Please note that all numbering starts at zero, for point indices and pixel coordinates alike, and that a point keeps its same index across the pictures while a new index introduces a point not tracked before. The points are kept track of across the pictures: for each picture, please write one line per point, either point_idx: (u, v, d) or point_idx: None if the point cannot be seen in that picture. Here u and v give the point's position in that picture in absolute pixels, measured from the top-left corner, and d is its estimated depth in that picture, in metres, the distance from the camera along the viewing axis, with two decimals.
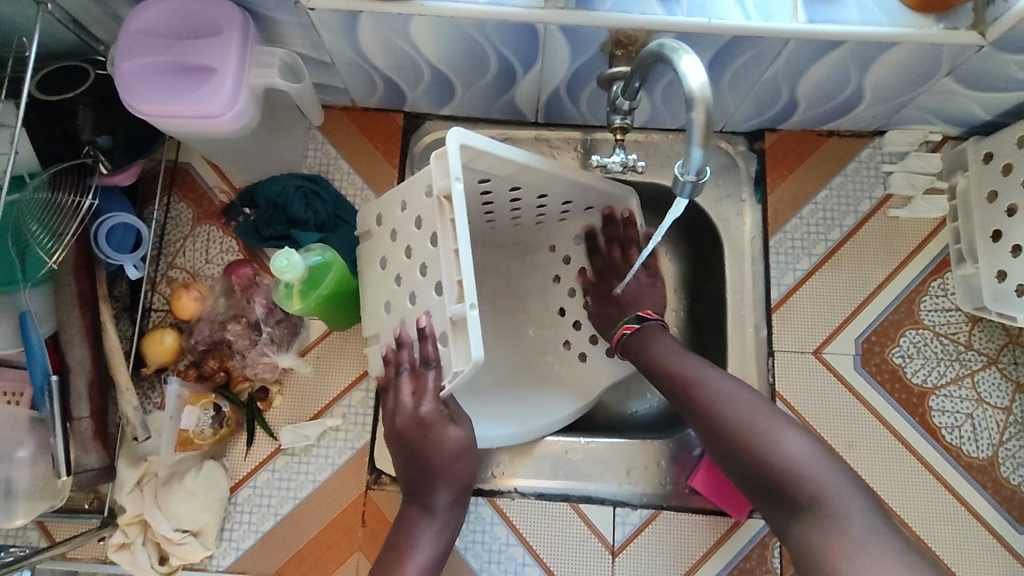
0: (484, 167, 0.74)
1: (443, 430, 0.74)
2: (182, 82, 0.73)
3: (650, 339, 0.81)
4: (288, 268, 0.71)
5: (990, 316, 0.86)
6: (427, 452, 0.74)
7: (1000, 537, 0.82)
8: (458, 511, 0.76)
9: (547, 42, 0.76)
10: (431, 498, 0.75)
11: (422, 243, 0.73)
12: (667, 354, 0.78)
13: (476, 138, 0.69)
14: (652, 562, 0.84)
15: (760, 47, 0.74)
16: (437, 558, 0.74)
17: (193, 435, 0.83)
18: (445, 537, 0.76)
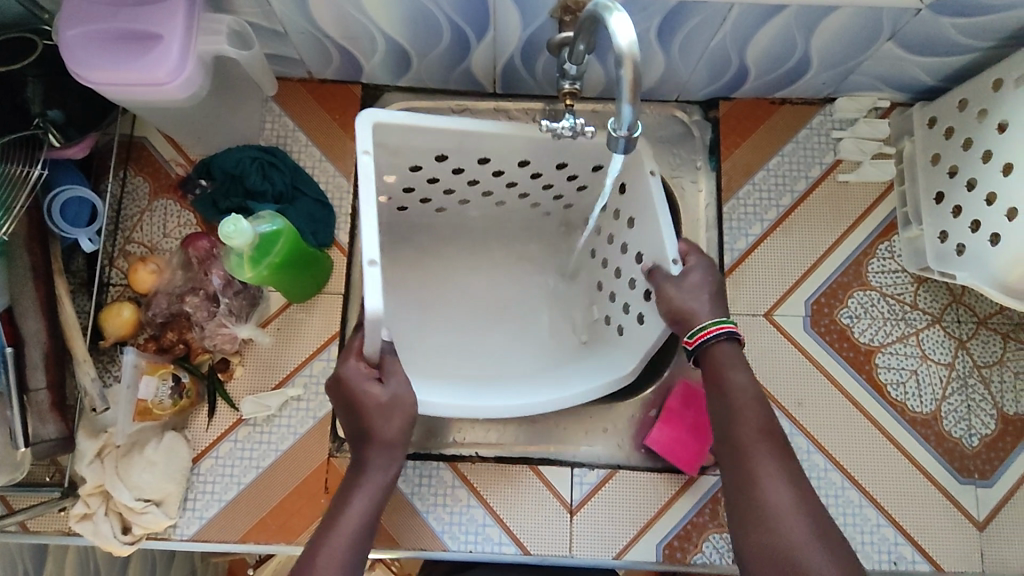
0: (425, 142, 0.79)
1: (368, 389, 0.71)
2: (126, 49, 0.72)
3: (732, 355, 0.72)
4: (236, 235, 0.70)
5: (934, 277, 0.88)
6: (364, 415, 0.71)
7: (943, 487, 0.85)
8: (393, 467, 0.71)
9: (496, 6, 0.77)
10: (365, 455, 0.72)
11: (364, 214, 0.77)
12: (748, 391, 0.70)
13: (396, 118, 0.75)
14: (610, 520, 0.86)
15: (706, 12, 0.75)
16: (367, 526, 0.68)
17: (151, 405, 0.84)
18: (380, 497, 0.70)
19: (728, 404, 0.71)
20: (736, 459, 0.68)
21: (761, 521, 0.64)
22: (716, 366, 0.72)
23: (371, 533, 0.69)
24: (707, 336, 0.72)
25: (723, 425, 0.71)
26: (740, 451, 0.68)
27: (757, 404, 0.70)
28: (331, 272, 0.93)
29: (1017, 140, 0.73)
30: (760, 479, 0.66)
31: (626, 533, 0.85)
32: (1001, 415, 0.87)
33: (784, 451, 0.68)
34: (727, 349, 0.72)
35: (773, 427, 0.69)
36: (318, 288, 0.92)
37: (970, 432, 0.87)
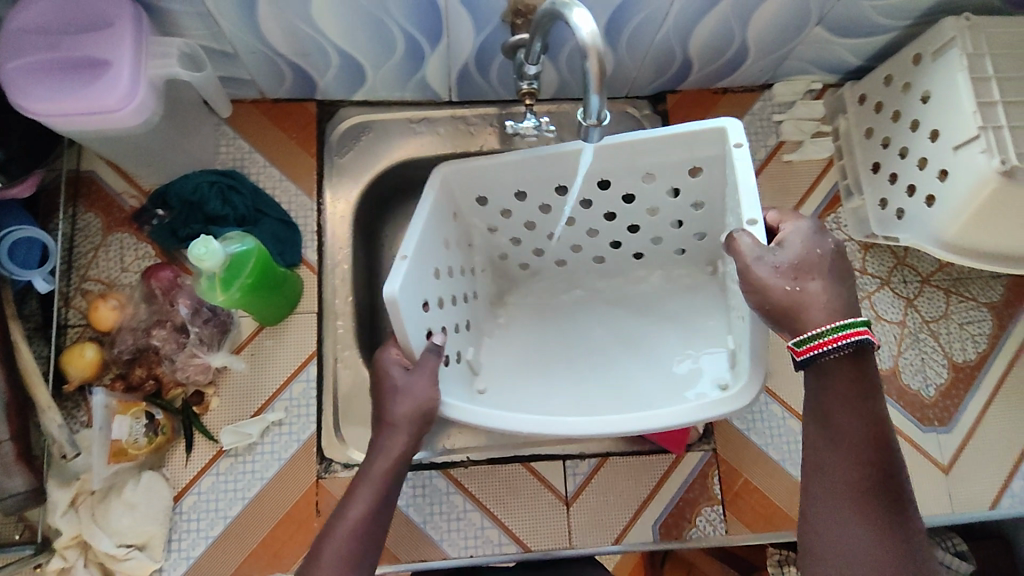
0: (493, 182, 0.81)
1: (390, 375, 0.70)
2: (73, 77, 0.70)
3: (849, 369, 0.61)
4: (207, 256, 0.68)
5: (878, 242, 0.94)
6: (384, 402, 0.69)
7: (908, 437, 0.91)
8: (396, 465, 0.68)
9: (448, 15, 0.79)
10: (375, 446, 0.69)
11: (439, 252, 0.79)
12: (856, 424, 0.60)
13: (454, 171, 0.79)
14: (605, 506, 0.87)
15: (648, 9, 0.79)
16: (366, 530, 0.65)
17: (126, 445, 0.82)
18: (380, 500, 0.67)
19: (830, 433, 0.61)
20: (818, 483, 0.60)
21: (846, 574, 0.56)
22: (830, 385, 0.61)
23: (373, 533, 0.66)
24: (827, 346, 0.60)
25: (815, 446, 0.62)
26: (832, 492, 0.59)
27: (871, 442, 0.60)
28: (302, 293, 0.93)
29: (938, 108, 0.80)
30: (853, 529, 0.57)
31: (622, 517, 0.87)
32: (951, 364, 0.94)
33: (894, 504, 0.58)
34: (848, 365, 0.61)
35: (888, 470, 0.59)
36: (287, 311, 0.90)
37: (927, 382, 0.93)
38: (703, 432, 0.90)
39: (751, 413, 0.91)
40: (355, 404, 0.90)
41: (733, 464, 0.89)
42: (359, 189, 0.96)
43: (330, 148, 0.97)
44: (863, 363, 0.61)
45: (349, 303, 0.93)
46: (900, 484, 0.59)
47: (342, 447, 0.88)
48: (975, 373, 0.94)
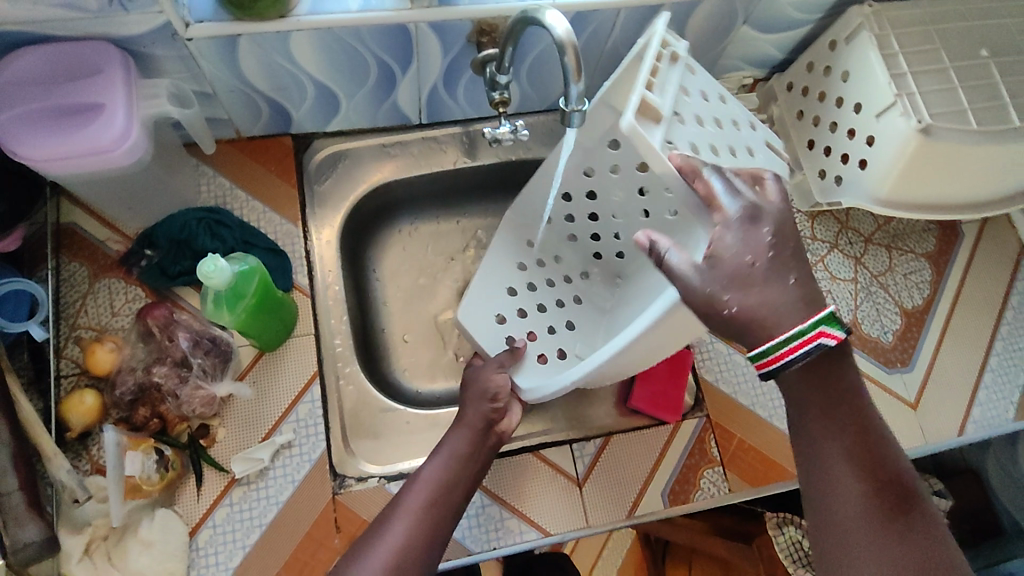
0: (532, 202, 0.95)
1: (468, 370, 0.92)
2: (67, 122, 0.72)
3: (821, 371, 0.63)
4: (216, 273, 0.70)
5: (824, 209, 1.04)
6: (467, 393, 0.88)
7: (877, 380, 1.00)
8: (462, 434, 0.83)
9: (418, 40, 0.85)
10: (451, 430, 0.85)
11: (518, 277, 0.99)
12: (837, 435, 0.62)
13: (511, 212, 0.97)
14: (615, 482, 0.92)
15: (597, 21, 0.88)
16: (443, 482, 0.79)
17: (140, 481, 0.80)
18: (449, 465, 0.80)
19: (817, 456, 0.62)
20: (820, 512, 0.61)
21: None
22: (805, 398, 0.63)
23: (450, 485, 0.79)
24: (781, 358, 0.61)
25: (809, 474, 0.63)
26: (835, 508, 0.60)
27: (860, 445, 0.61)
28: (296, 317, 0.94)
29: (858, 84, 0.92)
30: (866, 549, 0.58)
31: (632, 490, 0.92)
32: (903, 310, 1.04)
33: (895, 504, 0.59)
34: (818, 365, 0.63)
35: (885, 477, 0.60)
36: (281, 338, 0.91)
37: (884, 329, 1.02)
38: (694, 401, 0.97)
39: (736, 377, 0.98)
40: (361, 418, 0.93)
41: (726, 427, 0.95)
42: (342, 214, 1.02)
43: (309, 178, 1.02)
44: (834, 365, 0.63)
45: (344, 322, 0.96)
46: (899, 484, 0.60)
47: (354, 461, 0.90)
48: (924, 316, 1.04)
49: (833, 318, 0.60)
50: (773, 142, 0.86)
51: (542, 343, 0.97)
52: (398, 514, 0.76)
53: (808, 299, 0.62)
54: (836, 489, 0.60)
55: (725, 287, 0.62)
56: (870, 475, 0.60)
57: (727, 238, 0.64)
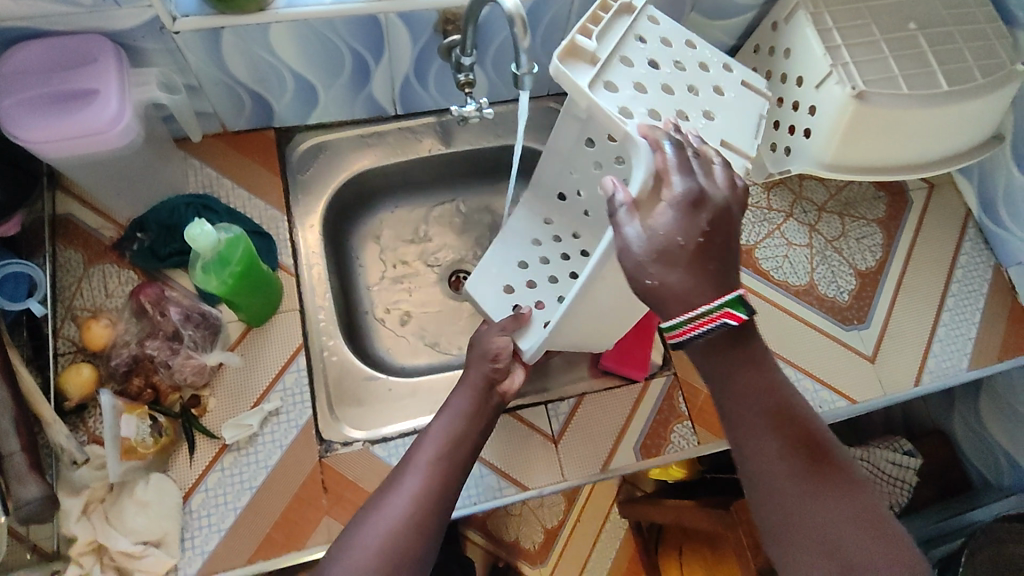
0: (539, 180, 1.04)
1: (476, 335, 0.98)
2: (68, 106, 0.79)
3: (727, 348, 0.64)
4: (202, 235, 0.76)
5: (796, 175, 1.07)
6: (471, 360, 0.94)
7: (834, 336, 1.06)
8: (469, 392, 0.89)
9: (388, 31, 0.93)
10: (454, 393, 0.90)
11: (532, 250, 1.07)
12: (756, 390, 0.64)
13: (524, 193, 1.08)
14: (589, 437, 0.97)
15: (554, 9, 0.96)
16: (452, 438, 0.84)
17: (135, 443, 0.85)
18: (457, 420, 0.86)
19: (740, 415, 0.65)
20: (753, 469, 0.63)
21: (828, 554, 0.58)
22: (721, 382, 0.65)
23: (460, 440, 0.84)
24: (689, 334, 0.62)
25: (735, 434, 0.65)
26: (765, 462, 0.62)
27: (784, 413, 0.64)
28: (283, 295, 0.99)
29: (798, 60, 0.99)
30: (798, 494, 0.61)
31: (606, 444, 0.96)
32: (857, 272, 1.11)
33: (829, 463, 0.62)
34: (719, 344, 0.65)
35: (798, 422, 0.63)
36: (269, 313, 0.97)
37: (840, 290, 1.09)
38: (663, 361, 1.02)
39: None
40: (345, 386, 0.98)
41: (693, 384, 1.01)
42: (324, 202, 1.08)
43: (291, 168, 1.08)
44: (739, 341, 0.65)
45: (328, 299, 1.02)
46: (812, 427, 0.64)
47: (338, 426, 0.95)
48: (877, 276, 1.11)
49: (737, 302, 0.61)
50: (753, 81, 0.78)
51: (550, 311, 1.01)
52: (411, 471, 0.80)
53: (722, 282, 0.61)
54: (762, 444, 0.63)
55: (652, 259, 0.61)
56: (787, 424, 0.63)
57: (660, 216, 0.62)
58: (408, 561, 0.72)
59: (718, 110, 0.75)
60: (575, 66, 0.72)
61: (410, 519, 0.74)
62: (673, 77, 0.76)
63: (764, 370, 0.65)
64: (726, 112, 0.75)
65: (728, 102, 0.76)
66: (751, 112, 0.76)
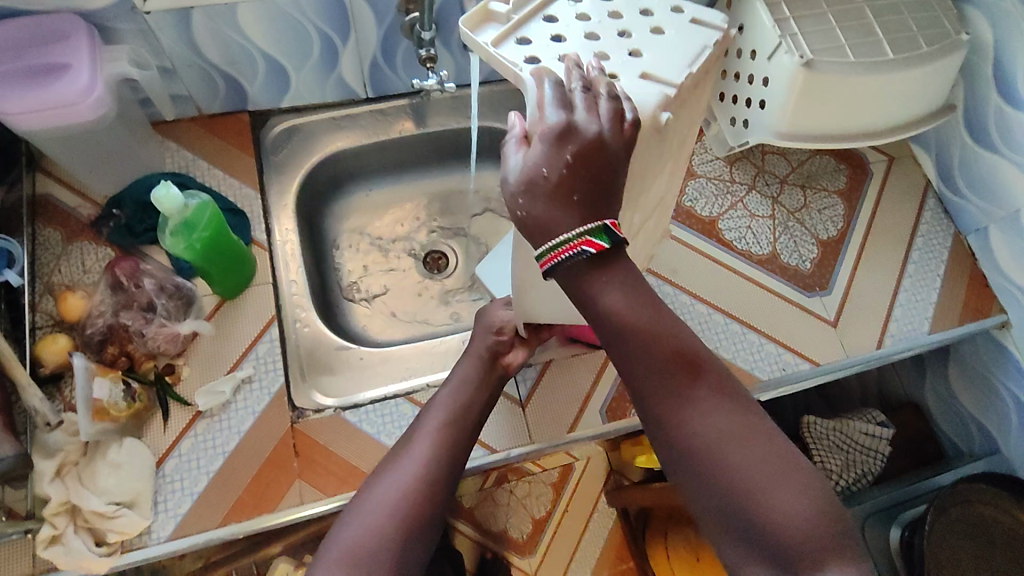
0: None
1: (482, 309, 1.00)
2: (40, 79, 0.85)
3: (590, 274, 0.62)
4: (166, 197, 0.82)
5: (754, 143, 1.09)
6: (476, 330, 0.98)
7: (796, 302, 1.09)
8: (477, 363, 0.93)
9: (352, 11, 0.97)
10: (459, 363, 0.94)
11: None
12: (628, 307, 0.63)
13: None
14: (556, 401, 0.99)
15: None
16: (459, 405, 0.88)
17: (107, 405, 0.87)
18: (463, 388, 0.90)
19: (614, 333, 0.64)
20: (635, 377, 0.65)
21: (699, 467, 0.61)
22: (590, 310, 0.64)
23: (466, 408, 0.88)
24: (557, 260, 0.61)
25: (614, 348, 0.65)
26: (641, 372, 0.64)
27: (653, 336, 0.64)
28: (256, 269, 1.02)
29: (750, 33, 1.03)
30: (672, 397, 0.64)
31: (573, 408, 0.99)
32: (819, 241, 1.13)
33: (695, 377, 0.64)
34: (585, 270, 0.62)
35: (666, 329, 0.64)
36: (244, 286, 1.00)
37: (802, 258, 1.12)
38: None
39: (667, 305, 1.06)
40: (318, 357, 1.01)
41: None
42: (297, 182, 1.11)
43: (266, 150, 1.12)
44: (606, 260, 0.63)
45: (300, 273, 1.05)
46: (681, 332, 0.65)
47: (311, 394, 0.97)
48: (839, 245, 1.13)
49: (599, 230, 0.60)
50: (702, 16, 0.74)
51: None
52: (421, 438, 0.84)
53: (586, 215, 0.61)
54: (638, 356, 0.64)
55: (517, 191, 0.62)
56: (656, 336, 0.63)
57: (531, 147, 0.62)
58: (418, 522, 0.76)
59: (647, 47, 0.71)
60: (482, 28, 0.70)
61: (421, 479, 0.79)
62: (603, 24, 0.73)
63: (630, 282, 0.63)
64: (659, 47, 0.71)
65: (667, 38, 0.72)
66: (694, 44, 0.72)
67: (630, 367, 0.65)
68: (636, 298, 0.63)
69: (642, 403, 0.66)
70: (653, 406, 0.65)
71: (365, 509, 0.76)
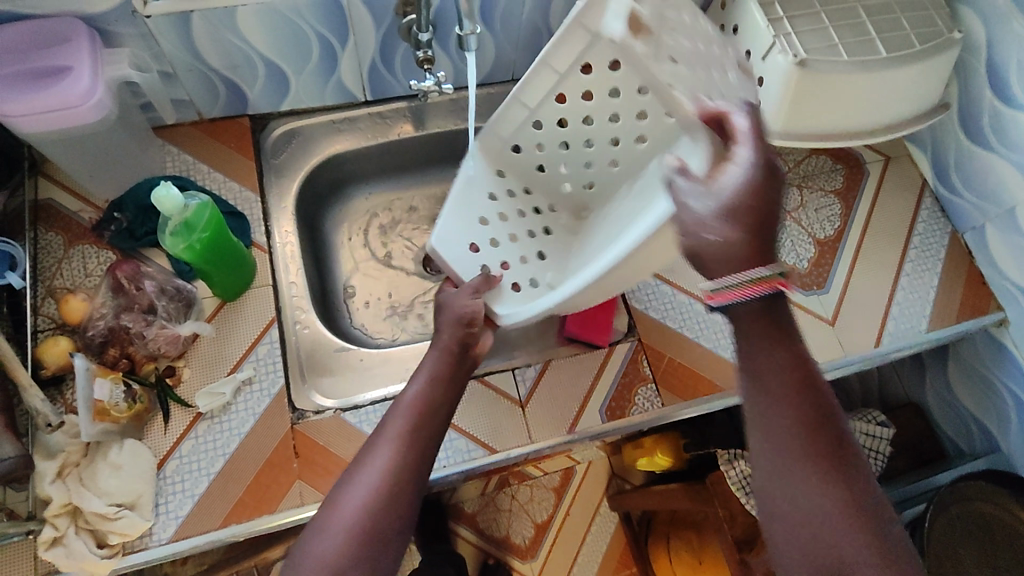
0: (507, 131, 0.94)
1: (441, 296, 0.91)
2: (42, 80, 0.85)
3: (757, 323, 0.62)
4: (166, 196, 0.83)
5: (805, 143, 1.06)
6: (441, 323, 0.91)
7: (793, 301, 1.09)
8: (445, 357, 0.86)
9: (351, 14, 0.98)
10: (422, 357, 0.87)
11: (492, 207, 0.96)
12: (782, 365, 0.61)
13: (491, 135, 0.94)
14: (555, 401, 0.99)
15: None
16: (426, 404, 0.81)
17: (108, 406, 0.87)
18: (428, 386, 0.83)
19: (760, 384, 0.61)
20: (764, 434, 0.60)
21: (817, 555, 0.57)
22: (750, 361, 0.62)
23: (433, 408, 0.81)
24: (734, 297, 0.60)
25: (751, 400, 0.62)
26: (778, 431, 0.60)
27: (800, 398, 0.60)
28: (255, 271, 1.02)
29: (746, 33, 1.04)
30: (801, 465, 0.59)
31: (572, 408, 0.99)
32: (816, 240, 1.14)
33: (847, 462, 0.59)
34: (762, 320, 0.62)
35: (815, 397, 0.60)
36: (244, 288, 1.00)
37: (800, 257, 1.12)
38: (627, 328, 1.05)
39: (665, 305, 1.07)
40: (317, 358, 1.01)
41: (658, 349, 1.03)
42: (297, 185, 1.12)
43: (266, 154, 1.13)
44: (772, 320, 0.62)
45: (300, 275, 1.05)
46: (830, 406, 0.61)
47: (310, 395, 0.97)
48: (836, 245, 1.14)
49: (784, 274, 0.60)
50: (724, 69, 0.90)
51: (515, 272, 0.96)
52: (384, 443, 0.76)
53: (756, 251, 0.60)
54: (775, 414, 0.60)
55: (713, 218, 0.61)
56: (804, 400, 0.60)
57: (726, 177, 0.62)
58: (383, 538, 0.68)
59: None
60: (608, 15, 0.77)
61: (389, 488, 0.71)
62: None
63: (788, 344, 0.62)
64: None
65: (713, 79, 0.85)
66: None
67: (760, 424, 0.61)
68: (794, 362, 0.61)
69: (763, 467, 0.60)
70: (777, 471, 0.59)
71: (328, 528, 0.68)
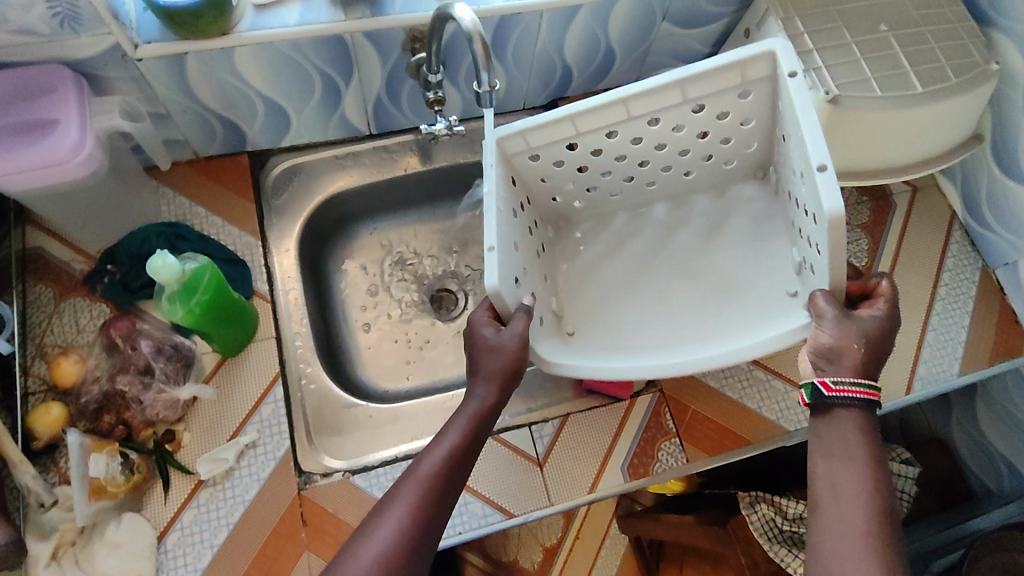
0: (538, 138, 0.82)
1: (484, 329, 0.75)
2: (28, 136, 0.81)
3: (852, 418, 0.66)
4: (163, 266, 0.78)
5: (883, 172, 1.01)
6: (477, 357, 0.75)
7: None
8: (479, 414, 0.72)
9: (356, 51, 0.92)
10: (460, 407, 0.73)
11: (514, 225, 0.83)
12: (865, 460, 0.64)
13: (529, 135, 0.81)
14: (575, 459, 0.95)
15: (522, 24, 0.95)
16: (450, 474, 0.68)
17: (104, 482, 0.82)
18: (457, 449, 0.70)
19: (839, 470, 0.64)
20: (827, 516, 0.62)
21: None
22: (842, 446, 0.64)
23: (449, 481, 0.68)
24: (846, 393, 0.65)
25: (826, 483, 0.64)
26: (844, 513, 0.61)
27: (873, 496, 0.62)
28: (257, 323, 0.97)
29: None
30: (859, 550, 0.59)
31: (593, 466, 0.94)
32: None
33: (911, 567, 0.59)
34: (861, 415, 0.66)
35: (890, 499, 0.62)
36: (244, 342, 0.95)
37: None
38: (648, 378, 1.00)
39: None
40: (325, 415, 0.96)
41: (682, 401, 0.99)
42: (299, 226, 1.06)
43: (266, 194, 1.07)
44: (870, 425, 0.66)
45: (304, 325, 1.00)
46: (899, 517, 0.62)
47: (317, 457, 0.92)
48: None
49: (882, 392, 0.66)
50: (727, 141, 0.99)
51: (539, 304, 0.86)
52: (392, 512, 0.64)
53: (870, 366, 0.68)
54: (845, 498, 0.62)
55: (855, 339, 0.68)
56: (875, 499, 0.61)
57: (871, 311, 0.70)
58: None
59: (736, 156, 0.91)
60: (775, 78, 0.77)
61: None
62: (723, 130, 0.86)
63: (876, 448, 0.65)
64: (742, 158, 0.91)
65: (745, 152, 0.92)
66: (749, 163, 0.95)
67: (828, 505, 0.63)
68: (877, 463, 0.63)
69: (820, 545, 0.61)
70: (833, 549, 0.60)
71: None
